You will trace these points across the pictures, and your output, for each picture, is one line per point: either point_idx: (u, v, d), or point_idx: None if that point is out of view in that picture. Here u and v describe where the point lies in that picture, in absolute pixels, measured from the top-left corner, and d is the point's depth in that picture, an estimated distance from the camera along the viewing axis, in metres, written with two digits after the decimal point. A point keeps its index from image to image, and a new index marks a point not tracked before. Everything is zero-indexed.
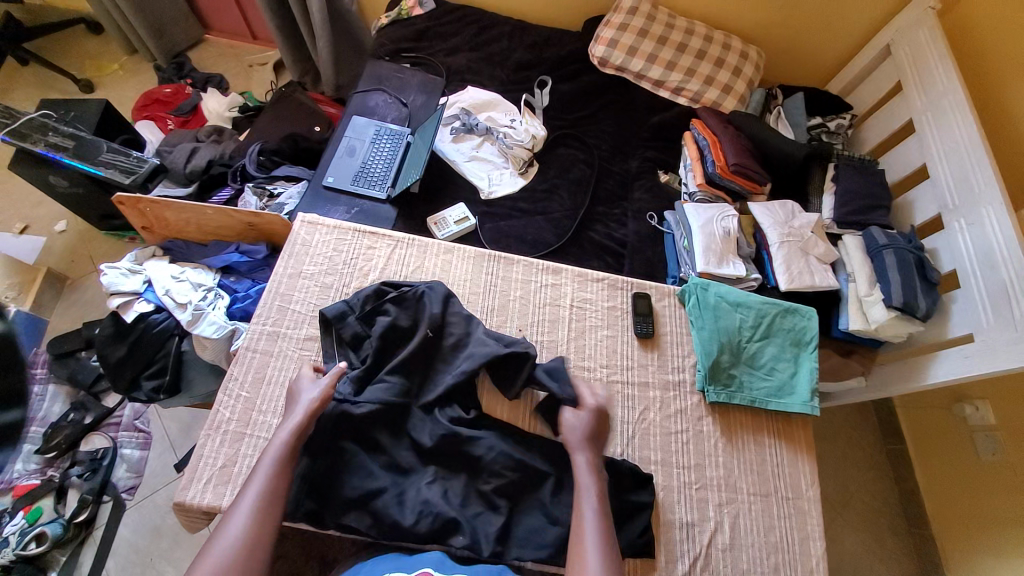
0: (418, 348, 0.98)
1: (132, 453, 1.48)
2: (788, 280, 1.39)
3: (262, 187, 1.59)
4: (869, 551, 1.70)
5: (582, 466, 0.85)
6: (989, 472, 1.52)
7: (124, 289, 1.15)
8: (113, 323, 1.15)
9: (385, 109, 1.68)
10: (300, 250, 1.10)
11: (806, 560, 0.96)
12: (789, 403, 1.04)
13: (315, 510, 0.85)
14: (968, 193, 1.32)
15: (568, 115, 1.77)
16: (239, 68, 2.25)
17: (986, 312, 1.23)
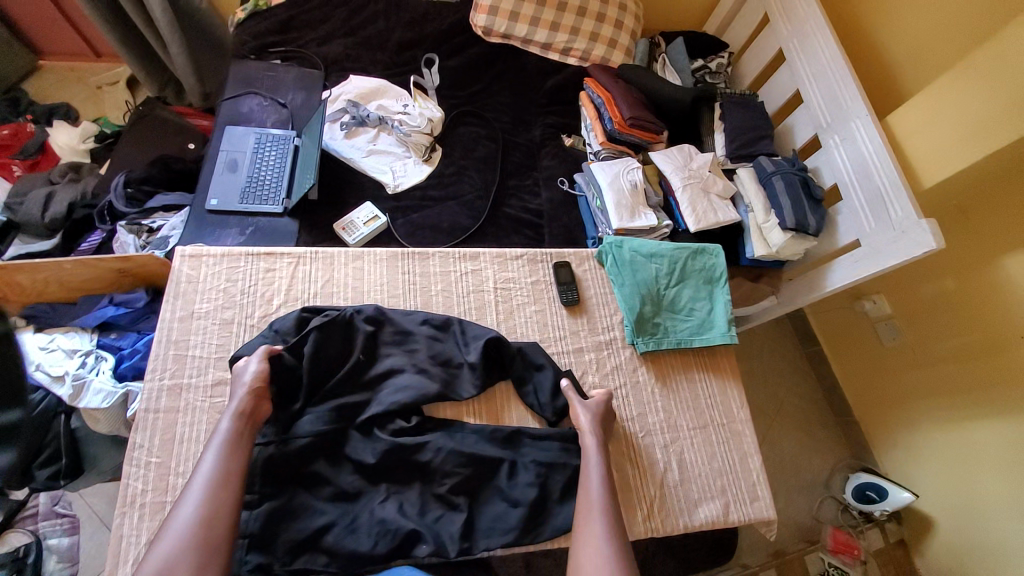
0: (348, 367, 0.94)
1: (60, 542, 1.28)
2: (697, 221, 1.46)
3: (137, 223, 1.41)
4: (805, 447, 1.90)
5: (593, 456, 0.88)
6: (894, 356, 1.74)
7: None
8: None
9: (262, 113, 1.53)
10: (188, 289, 1.00)
11: (747, 475, 1.05)
12: (711, 338, 1.12)
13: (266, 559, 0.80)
14: (839, 110, 1.44)
15: (463, 91, 1.72)
16: (84, 91, 1.96)
17: (868, 217, 1.36)
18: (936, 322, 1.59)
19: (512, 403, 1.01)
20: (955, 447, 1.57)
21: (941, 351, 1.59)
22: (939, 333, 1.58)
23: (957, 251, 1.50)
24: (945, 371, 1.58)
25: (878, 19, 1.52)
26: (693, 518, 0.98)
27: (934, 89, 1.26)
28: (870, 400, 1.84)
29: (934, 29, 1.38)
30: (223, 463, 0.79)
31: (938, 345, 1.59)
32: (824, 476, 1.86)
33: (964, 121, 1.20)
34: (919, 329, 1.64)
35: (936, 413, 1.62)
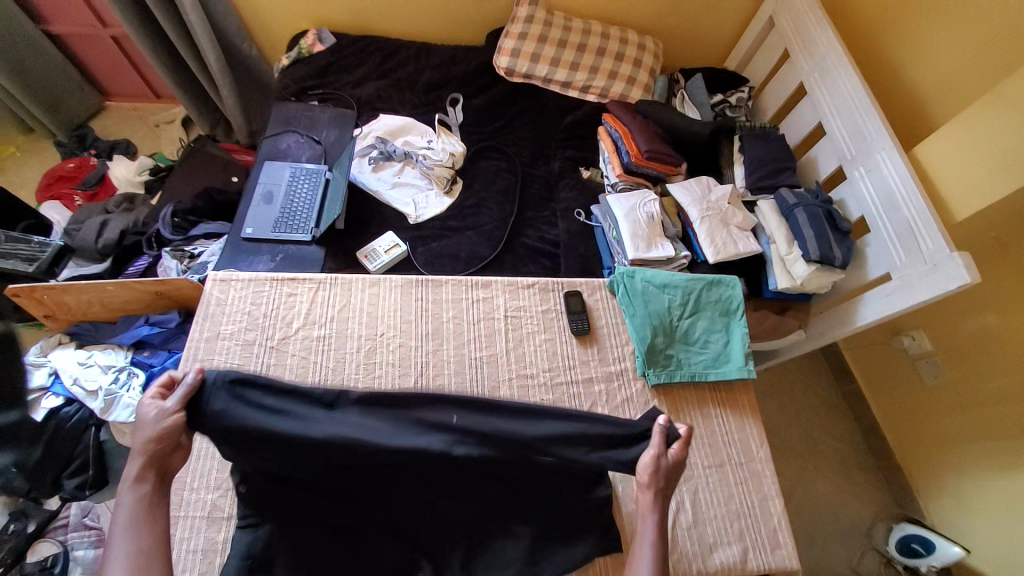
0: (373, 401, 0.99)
1: (86, 554, 1.30)
2: (715, 253, 1.44)
3: (181, 249, 1.53)
4: (842, 493, 1.77)
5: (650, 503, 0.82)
6: (937, 397, 1.62)
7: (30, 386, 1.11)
8: None
9: (298, 149, 1.64)
10: (216, 311, 1.06)
11: (768, 519, 0.99)
12: (727, 372, 1.08)
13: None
14: (864, 143, 1.41)
15: (485, 127, 1.79)
16: (146, 130, 2.16)
17: (898, 250, 1.31)
18: (983, 362, 1.48)
19: None
20: (1011, 501, 1.43)
21: (992, 395, 1.46)
22: (987, 374, 1.47)
23: (996, 284, 1.41)
24: (1000, 418, 1.45)
25: (902, 53, 1.50)
26: (707, 563, 0.93)
27: (961, 120, 1.23)
28: (912, 445, 1.71)
29: (961, 62, 1.35)
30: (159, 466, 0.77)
31: (987, 386, 1.48)
32: (865, 526, 1.72)
33: (995, 153, 1.16)
34: (964, 370, 1.53)
35: (988, 462, 1.48)
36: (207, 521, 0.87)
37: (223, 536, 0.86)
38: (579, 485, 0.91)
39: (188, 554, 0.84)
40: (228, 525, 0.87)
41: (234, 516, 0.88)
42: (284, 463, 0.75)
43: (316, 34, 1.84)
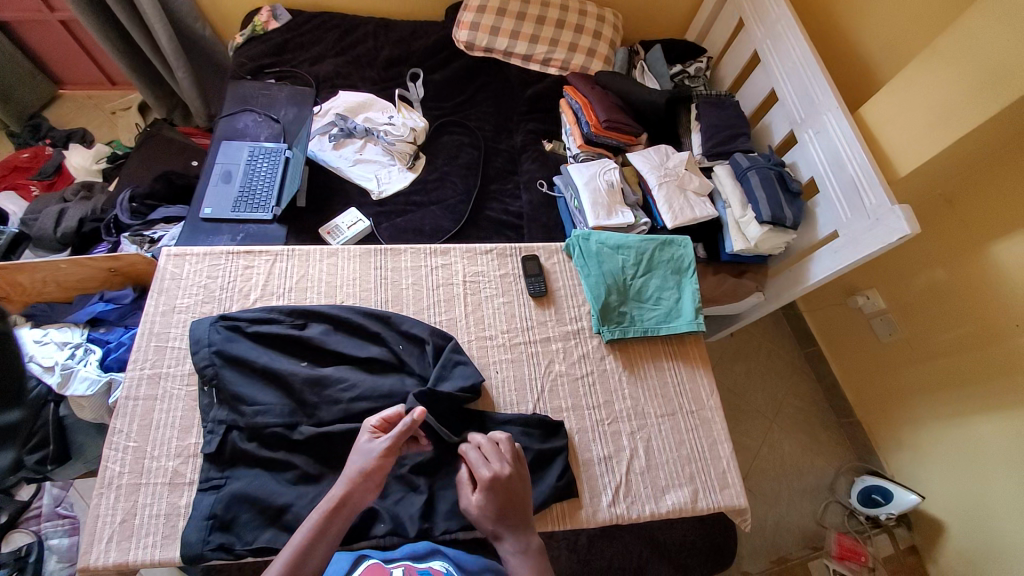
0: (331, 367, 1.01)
1: (61, 543, 1.30)
2: (672, 217, 1.48)
3: (140, 234, 1.50)
4: (807, 450, 1.85)
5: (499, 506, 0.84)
6: (891, 352, 1.70)
7: None
8: None
9: (257, 128, 1.61)
10: (171, 285, 1.07)
11: (717, 462, 1.05)
12: (678, 325, 1.13)
13: (232, 533, 0.85)
14: (811, 106, 1.44)
15: (447, 102, 1.79)
16: (102, 118, 2.10)
17: (844, 208, 1.36)
18: (931, 316, 1.55)
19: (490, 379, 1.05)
20: (961, 442, 1.52)
21: (939, 346, 1.55)
22: (935, 326, 1.55)
23: (941, 239, 1.48)
24: (952, 366, 1.52)
25: (850, 19, 1.55)
26: (660, 504, 0.98)
27: (903, 78, 1.27)
28: (873, 398, 1.79)
29: (902, 24, 1.40)
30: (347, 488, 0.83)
31: (934, 338, 1.56)
32: (829, 481, 1.80)
33: (932, 109, 1.21)
34: (915, 323, 1.60)
35: (941, 408, 1.57)
36: (169, 486, 0.89)
37: (185, 500, 0.88)
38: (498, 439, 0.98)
39: (151, 519, 0.86)
40: (190, 490, 0.89)
41: (196, 481, 0.90)
42: (282, 403, 0.94)
43: (271, 11, 1.80)
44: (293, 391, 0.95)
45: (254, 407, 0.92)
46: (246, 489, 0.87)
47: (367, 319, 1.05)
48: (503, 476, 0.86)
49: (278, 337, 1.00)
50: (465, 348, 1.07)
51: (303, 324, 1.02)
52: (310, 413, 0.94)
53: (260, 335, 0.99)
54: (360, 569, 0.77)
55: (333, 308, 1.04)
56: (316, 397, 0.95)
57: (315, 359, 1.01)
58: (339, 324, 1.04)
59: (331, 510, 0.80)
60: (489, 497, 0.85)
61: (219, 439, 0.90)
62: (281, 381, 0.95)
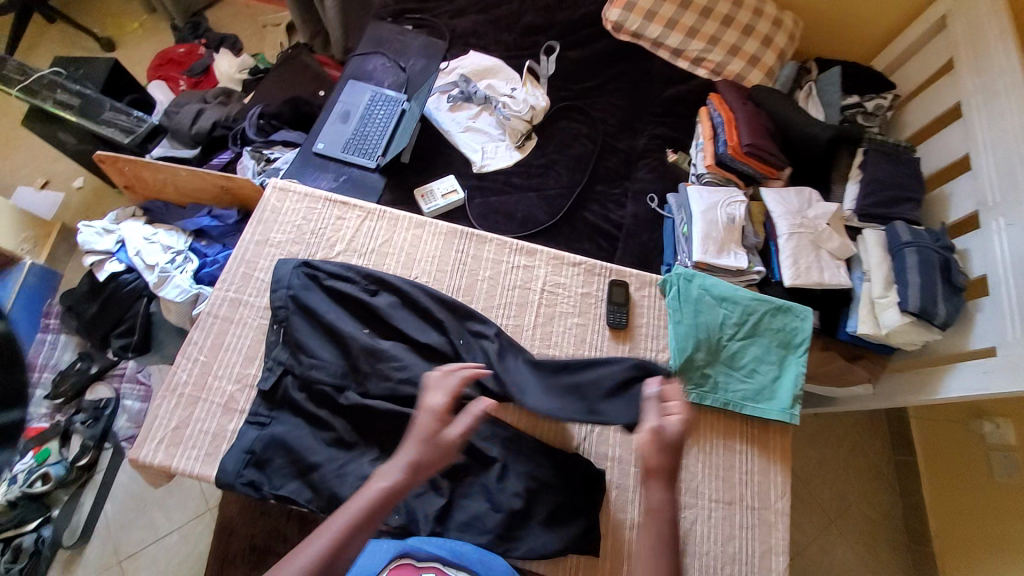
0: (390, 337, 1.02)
1: (132, 405, 1.46)
2: (794, 276, 1.26)
3: (260, 151, 1.58)
4: (862, 563, 1.50)
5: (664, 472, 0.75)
6: (1007, 497, 1.32)
7: (98, 248, 1.27)
8: (90, 281, 1.33)
9: (383, 74, 1.60)
10: (270, 217, 1.12)
11: (765, 574, 0.91)
12: (767, 410, 0.98)
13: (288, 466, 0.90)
14: (1013, 189, 1.13)
15: (575, 85, 1.66)
16: (253, 29, 2.22)
17: (1015, 327, 1.07)
18: None
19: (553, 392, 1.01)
20: None
21: None
22: None
23: None
24: None
25: None
26: None
27: None
28: (960, 540, 1.41)
29: None
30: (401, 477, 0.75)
31: None
32: None
33: None
34: None
35: None
36: (222, 408, 0.97)
37: (233, 426, 0.96)
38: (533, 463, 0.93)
39: (199, 434, 0.95)
40: (239, 418, 0.96)
41: (246, 412, 0.97)
42: (339, 362, 0.98)
43: None
44: (353, 355, 0.97)
45: (311, 360, 0.97)
46: (285, 438, 0.92)
47: (440, 299, 1.04)
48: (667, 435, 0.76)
49: (348, 296, 1.02)
50: (523, 361, 1.00)
51: (374, 291, 1.04)
52: (358, 381, 0.97)
53: (332, 291, 1.03)
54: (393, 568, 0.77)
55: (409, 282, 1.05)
56: (370, 367, 0.96)
57: (377, 328, 1.02)
58: (407, 301, 1.04)
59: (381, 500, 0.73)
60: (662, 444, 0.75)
61: (274, 380, 0.96)
62: (342, 342, 0.98)
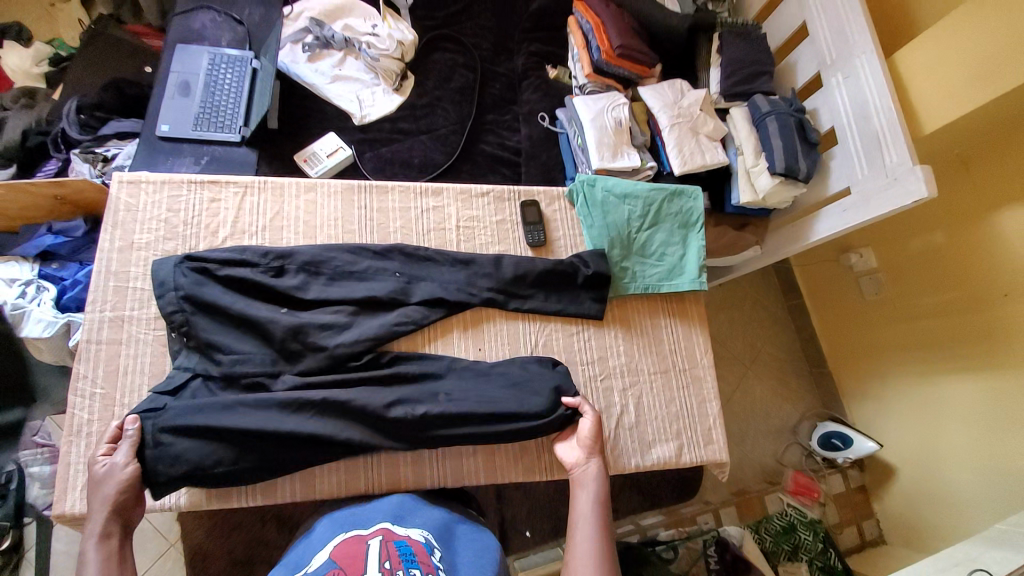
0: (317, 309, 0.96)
1: (42, 470, 1.28)
2: (682, 163, 1.36)
3: (92, 151, 1.33)
4: (776, 395, 1.80)
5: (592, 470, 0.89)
6: (873, 310, 1.61)
7: None
8: None
9: (215, 30, 1.38)
10: (127, 218, 0.98)
11: (703, 420, 1.07)
12: (681, 284, 1.10)
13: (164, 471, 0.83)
14: (844, 45, 1.29)
15: (440, 12, 1.56)
16: (38, 9, 1.74)
17: (861, 164, 1.26)
18: (920, 278, 1.46)
19: (495, 318, 1.04)
20: (926, 403, 1.49)
21: (925, 307, 1.46)
22: (922, 289, 1.46)
23: (950, 201, 1.36)
24: (932, 328, 1.44)
25: None
26: (646, 457, 1.01)
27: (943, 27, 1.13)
28: (845, 352, 1.73)
29: None
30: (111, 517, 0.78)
31: (923, 300, 1.46)
32: (792, 424, 1.78)
33: (981, 63, 1.08)
34: (904, 284, 1.50)
35: (911, 368, 1.52)
36: None
37: None
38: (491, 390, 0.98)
39: None
40: None
41: None
42: (262, 351, 0.92)
43: None
44: (278, 339, 0.92)
45: (233, 356, 0.90)
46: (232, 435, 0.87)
47: (356, 259, 1.01)
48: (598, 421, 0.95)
49: (248, 281, 0.94)
50: (455, 299, 1.01)
51: (278, 270, 0.97)
52: (290, 362, 0.93)
53: (225, 281, 0.94)
54: (339, 542, 0.75)
55: (318, 249, 0.99)
56: (302, 343, 0.93)
57: (295, 306, 0.97)
58: (318, 270, 0.99)
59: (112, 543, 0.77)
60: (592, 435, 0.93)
61: (193, 392, 0.89)
62: (261, 330, 0.92)
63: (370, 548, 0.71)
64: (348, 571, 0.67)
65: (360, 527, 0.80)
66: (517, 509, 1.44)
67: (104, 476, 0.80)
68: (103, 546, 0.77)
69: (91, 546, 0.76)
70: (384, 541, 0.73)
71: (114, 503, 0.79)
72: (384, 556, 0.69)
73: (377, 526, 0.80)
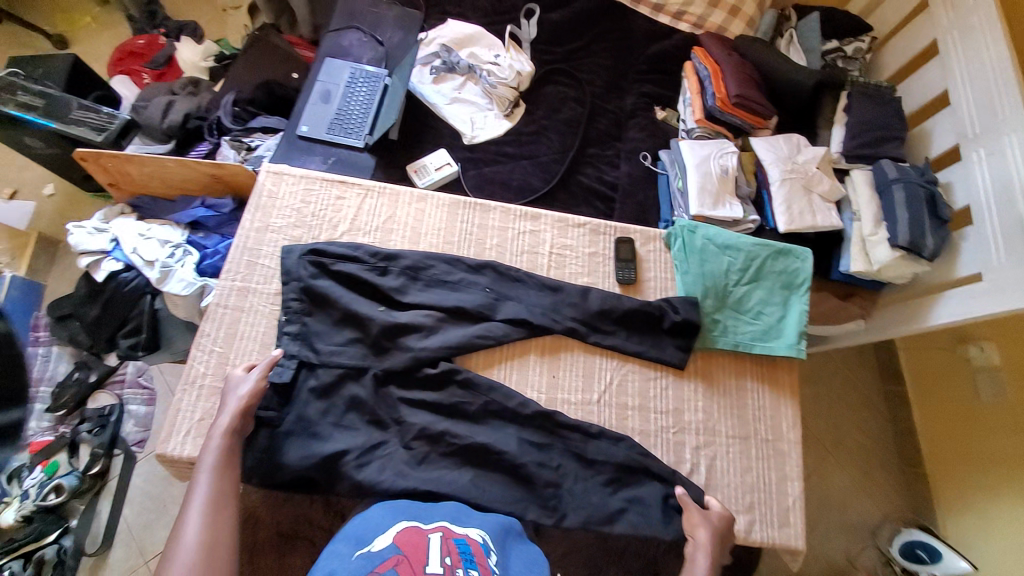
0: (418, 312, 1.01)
1: (138, 409, 1.46)
2: (788, 221, 1.29)
3: (239, 140, 1.53)
4: (857, 488, 1.60)
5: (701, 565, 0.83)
6: (988, 414, 1.40)
7: (91, 248, 1.24)
8: (87, 284, 1.30)
9: (360, 48, 1.55)
10: (268, 203, 1.11)
11: (781, 499, 0.98)
12: (774, 347, 1.04)
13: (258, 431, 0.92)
14: (992, 118, 1.18)
15: (558, 48, 1.64)
16: (211, 12, 2.07)
17: (998, 249, 1.13)
18: None
19: (573, 350, 1.04)
20: None
21: None
22: None
23: None
24: None
25: None
26: None
27: None
28: (948, 456, 1.50)
29: None
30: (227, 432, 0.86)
31: None
32: (871, 523, 1.57)
33: None
34: None
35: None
36: None
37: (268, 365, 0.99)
38: (558, 421, 0.98)
39: None
40: None
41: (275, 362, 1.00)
42: (356, 341, 1.00)
43: None
44: (372, 332, 0.99)
45: (330, 346, 0.98)
46: (318, 410, 0.95)
47: (453, 270, 1.06)
48: (714, 518, 0.88)
49: (353, 274, 1.03)
50: (538, 322, 1.02)
51: (382, 269, 1.04)
52: (375, 355, 0.99)
53: (327, 272, 1.03)
54: (399, 528, 0.76)
55: (421, 255, 1.06)
56: (393, 340, 1.00)
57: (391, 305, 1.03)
58: (419, 275, 1.05)
59: (229, 441, 0.85)
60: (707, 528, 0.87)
61: (289, 373, 0.96)
62: (359, 321, 1.00)
63: (431, 541, 0.72)
64: (412, 560, 0.66)
65: (421, 516, 0.81)
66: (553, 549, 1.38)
67: (236, 382, 0.92)
68: (225, 439, 0.85)
69: (216, 437, 0.85)
70: (444, 538, 0.73)
71: (242, 404, 0.89)
72: (445, 551, 0.70)
73: (437, 520, 0.80)
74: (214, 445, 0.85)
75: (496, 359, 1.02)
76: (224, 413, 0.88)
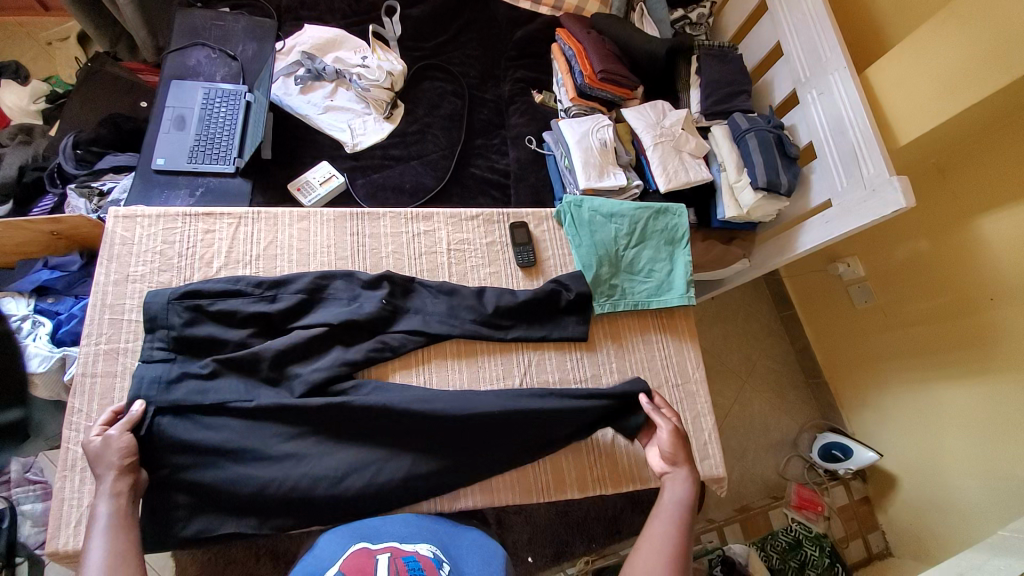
0: (318, 334, 0.97)
1: (34, 508, 1.25)
2: (666, 180, 1.40)
3: (87, 185, 1.34)
4: (773, 407, 1.80)
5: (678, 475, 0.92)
6: (864, 318, 1.63)
7: None
8: None
9: (211, 66, 1.42)
10: (123, 251, 0.99)
11: (699, 434, 1.08)
12: (669, 299, 1.13)
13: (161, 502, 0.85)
14: (818, 63, 1.34)
15: (427, 43, 1.62)
16: (36, 49, 1.79)
17: (840, 176, 1.29)
18: (907, 285, 1.48)
19: (484, 342, 1.06)
20: (920, 410, 1.50)
21: (913, 314, 1.48)
22: (909, 296, 1.48)
23: (930, 212, 1.40)
24: (924, 335, 1.46)
25: None
26: (642, 475, 1.04)
27: (910, 44, 1.18)
28: (841, 361, 1.73)
29: None
30: (116, 498, 0.79)
31: (913, 308, 1.48)
32: (792, 435, 1.78)
33: (947, 76, 1.12)
34: (892, 291, 1.53)
35: (904, 375, 1.53)
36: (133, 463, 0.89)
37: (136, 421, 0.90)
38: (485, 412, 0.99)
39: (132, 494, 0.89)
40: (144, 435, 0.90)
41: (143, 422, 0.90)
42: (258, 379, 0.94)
43: None
44: (274, 364, 0.95)
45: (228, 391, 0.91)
46: (234, 457, 0.89)
47: (349, 286, 1.03)
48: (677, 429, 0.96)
49: (240, 309, 0.96)
50: (439, 331, 1.02)
51: (272, 297, 0.99)
52: (275, 386, 0.94)
53: (212, 314, 0.95)
54: (347, 554, 0.77)
55: (312, 276, 1.01)
56: (301, 368, 0.96)
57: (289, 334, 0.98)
58: (315, 297, 1.01)
59: (122, 500, 0.79)
60: (672, 440, 0.94)
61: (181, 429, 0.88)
62: (256, 358, 0.94)
63: (378, 562, 0.73)
64: None
65: (367, 540, 0.81)
66: (518, 532, 1.42)
67: (102, 446, 0.81)
68: (114, 500, 0.78)
69: (104, 501, 0.78)
70: (392, 557, 0.74)
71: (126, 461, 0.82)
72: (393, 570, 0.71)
73: (384, 542, 0.81)
74: (103, 507, 0.77)
75: (413, 366, 1.02)
76: (104, 477, 0.79)
